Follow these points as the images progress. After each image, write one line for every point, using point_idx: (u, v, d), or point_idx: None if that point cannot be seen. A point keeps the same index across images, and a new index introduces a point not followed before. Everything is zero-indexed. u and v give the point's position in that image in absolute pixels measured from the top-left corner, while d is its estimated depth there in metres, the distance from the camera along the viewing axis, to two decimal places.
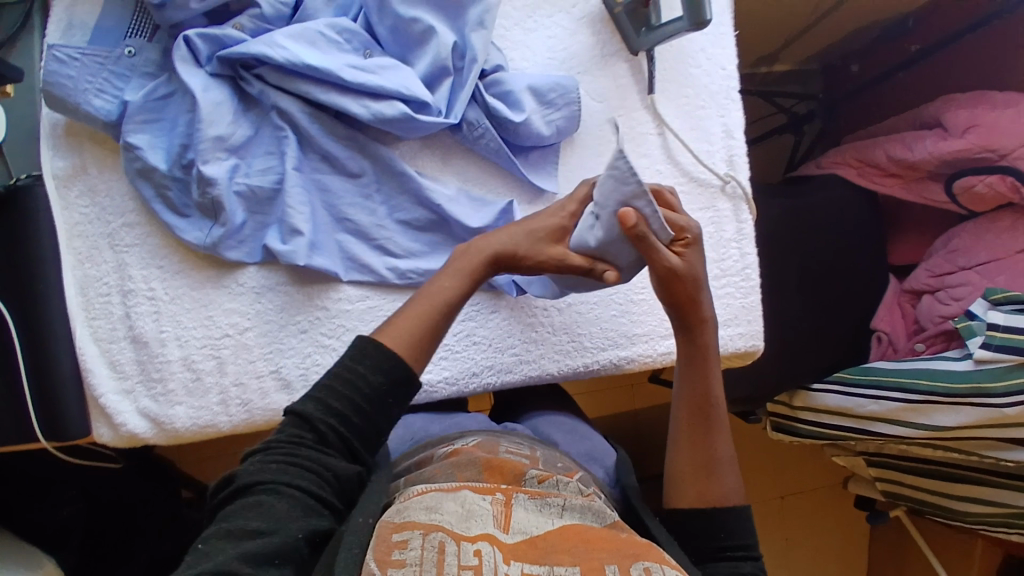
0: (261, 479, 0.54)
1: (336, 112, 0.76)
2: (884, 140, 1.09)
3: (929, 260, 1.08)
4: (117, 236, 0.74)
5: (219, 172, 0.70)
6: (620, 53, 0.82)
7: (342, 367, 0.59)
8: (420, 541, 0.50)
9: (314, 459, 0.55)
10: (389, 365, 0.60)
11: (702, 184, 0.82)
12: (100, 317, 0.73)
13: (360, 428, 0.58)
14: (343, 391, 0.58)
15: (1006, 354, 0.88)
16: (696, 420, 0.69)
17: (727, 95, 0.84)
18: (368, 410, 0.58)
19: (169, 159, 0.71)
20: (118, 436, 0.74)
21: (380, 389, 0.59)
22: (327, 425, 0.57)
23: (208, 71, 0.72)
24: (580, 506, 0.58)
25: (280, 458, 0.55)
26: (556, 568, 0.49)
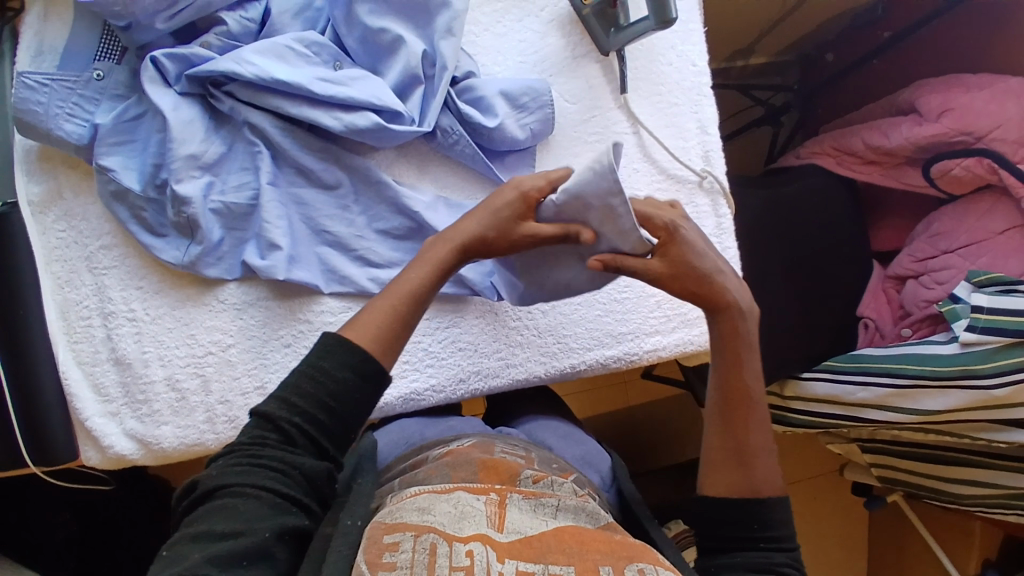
0: (227, 482, 0.54)
1: (310, 125, 0.76)
2: (861, 128, 1.10)
3: (912, 244, 1.08)
4: (95, 259, 0.74)
5: (193, 190, 0.70)
6: (591, 54, 0.82)
7: (306, 366, 0.59)
8: (412, 542, 0.50)
9: (281, 460, 0.55)
10: (352, 359, 0.59)
11: (679, 180, 0.82)
12: (82, 341, 0.73)
13: (330, 426, 0.58)
14: (309, 390, 0.57)
15: (992, 336, 0.89)
16: (741, 412, 0.67)
17: (699, 91, 0.84)
18: (336, 405, 0.58)
19: (143, 179, 0.71)
20: (106, 458, 0.74)
21: (349, 385, 0.59)
22: (293, 425, 0.56)
23: (177, 91, 0.72)
24: (574, 506, 0.58)
25: (247, 459, 0.55)
26: (550, 567, 0.49)
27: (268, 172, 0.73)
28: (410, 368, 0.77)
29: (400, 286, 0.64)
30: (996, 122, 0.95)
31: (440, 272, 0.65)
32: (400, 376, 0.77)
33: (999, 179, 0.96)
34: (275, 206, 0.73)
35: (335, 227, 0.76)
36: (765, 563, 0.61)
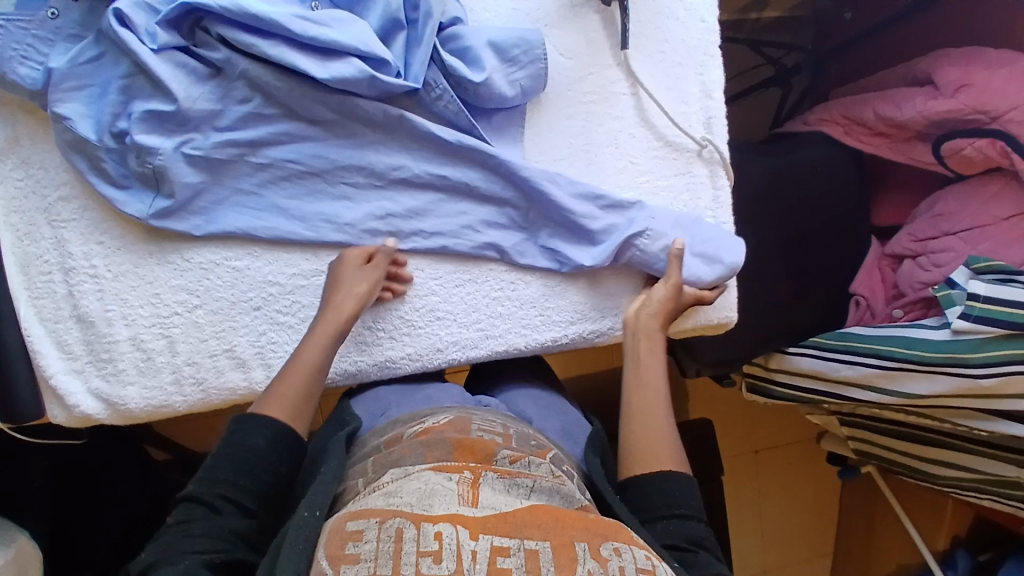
0: (156, 557, 0.53)
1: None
2: (873, 96, 1.04)
3: (913, 223, 1.05)
4: (53, 211, 0.69)
5: (162, 142, 0.66)
6: (590, 4, 0.76)
7: (224, 443, 0.60)
8: (376, 531, 0.49)
9: (206, 526, 0.55)
10: (261, 425, 0.61)
11: (678, 148, 0.78)
12: (44, 296, 0.70)
13: (252, 486, 0.59)
14: (226, 462, 0.59)
15: (985, 325, 0.87)
16: (643, 403, 0.70)
17: (706, 51, 0.78)
18: (256, 468, 0.59)
19: (99, 129, 0.66)
20: (73, 417, 0.71)
21: (265, 446, 0.60)
22: (213, 495, 0.57)
23: (151, 48, 0.65)
24: (549, 488, 0.57)
25: (173, 536, 0.55)
26: (526, 541, 0.49)
27: (235, 117, 0.68)
28: (387, 336, 0.75)
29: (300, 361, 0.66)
30: (1017, 101, 0.89)
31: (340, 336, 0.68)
32: (375, 344, 0.75)
33: (1010, 164, 0.91)
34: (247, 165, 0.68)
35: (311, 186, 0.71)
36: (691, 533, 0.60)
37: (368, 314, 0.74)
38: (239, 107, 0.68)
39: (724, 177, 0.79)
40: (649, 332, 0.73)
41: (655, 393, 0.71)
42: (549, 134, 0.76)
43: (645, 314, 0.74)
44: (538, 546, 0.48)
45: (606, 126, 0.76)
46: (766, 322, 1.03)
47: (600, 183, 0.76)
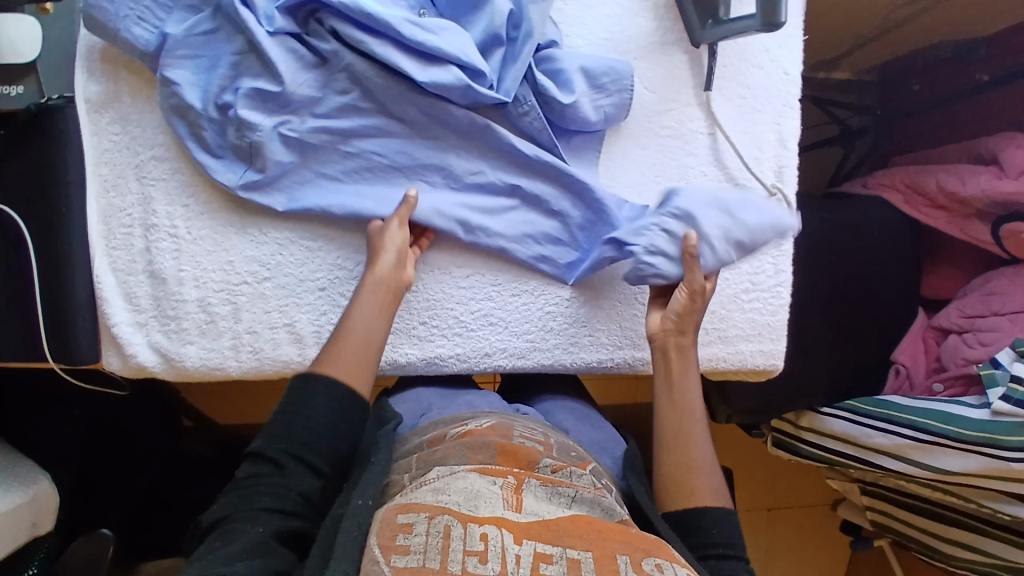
0: (230, 510, 0.58)
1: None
2: (938, 169, 1.05)
3: (964, 298, 1.04)
4: (144, 168, 0.73)
5: (262, 119, 0.69)
6: (680, 42, 0.78)
7: (290, 405, 0.63)
8: (425, 525, 0.50)
9: (275, 484, 0.59)
10: (325, 386, 0.64)
11: (746, 192, 0.79)
12: (121, 248, 0.73)
13: (320, 447, 0.62)
14: (295, 421, 0.62)
15: (1022, 410, 0.87)
16: (676, 426, 0.70)
17: (786, 102, 0.80)
18: (319, 430, 0.62)
19: (205, 98, 0.69)
20: (127, 366, 0.74)
21: (329, 408, 0.63)
22: (282, 454, 0.60)
23: (266, 30, 0.69)
24: (590, 500, 0.58)
25: (244, 491, 0.59)
26: (568, 550, 0.49)
27: (335, 106, 0.71)
28: (438, 333, 0.76)
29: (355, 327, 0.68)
30: None
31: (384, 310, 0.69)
32: (426, 339, 0.76)
33: None
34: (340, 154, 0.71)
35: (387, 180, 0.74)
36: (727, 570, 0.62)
37: (424, 311, 0.76)
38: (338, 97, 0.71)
39: (787, 226, 0.80)
40: (680, 345, 0.73)
41: (689, 414, 0.71)
42: (622, 161, 0.78)
43: (670, 327, 0.74)
44: (579, 556, 0.49)
45: (679, 161, 0.78)
46: (805, 378, 1.03)
47: None
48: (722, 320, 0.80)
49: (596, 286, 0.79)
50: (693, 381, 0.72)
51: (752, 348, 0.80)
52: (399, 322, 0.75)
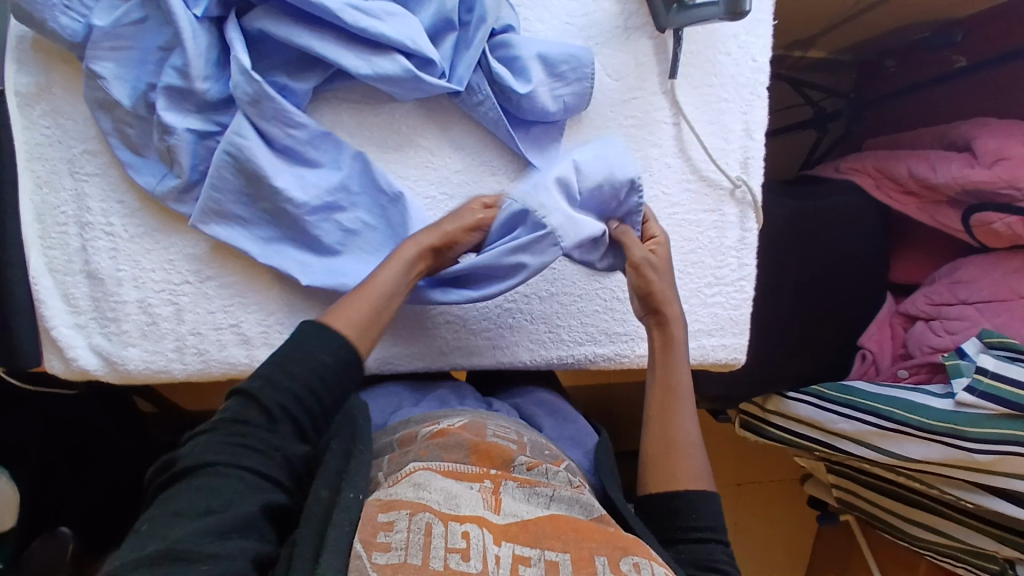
0: (204, 461, 0.51)
1: (334, 71, 0.68)
2: (909, 155, 1.03)
3: (931, 285, 1.04)
4: (78, 163, 0.69)
5: (179, 120, 0.65)
6: (645, 28, 0.75)
7: (291, 347, 0.59)
8: (406, 522, 0.49)
9: (262, 440, 0.54)
10: (332, 343, 0.60)
11: (711, 185, 0.77)
12: (56, 247, 0.69)
13: (311, 404, 0.58)
14: (289, 374, 0.57)
15: (988, 402, 0.86)
16: (662, 405, 0.68)
17: (753, 90, 0.77)
18: (318, 390, 0.58)
19: (133, 96, 0.65)
20: (71, 370, 0.71)
21: (330, 367, 0.59)
22: (280, 405, 0.56)
23: (195, 15, 0.65)
24: (568, 497, 0.57)
25: (229, 437, 0.53)
26: (546, 553, 0.49)
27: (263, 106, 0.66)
28: (393, 332, 0.74)
29: (371, 287, 0.63)
30: None
31: (408, 267, 0.65)
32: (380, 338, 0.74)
33: None
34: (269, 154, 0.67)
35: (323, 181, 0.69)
36: (707, 560, 0.61)
37: None
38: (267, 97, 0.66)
39: (752, 219, 0.78)
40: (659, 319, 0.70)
41: (680, 394, 0.69)
42: None
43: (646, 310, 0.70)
44: (557, 558, 0.48)
45: (642, 152, 0.75)
46: (762, 365, 1.04)
47: None
48: (684, 313, 0.78)
49: (557, 280, 0.77)
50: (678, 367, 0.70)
51: (714, 343, 0.79)
52: None
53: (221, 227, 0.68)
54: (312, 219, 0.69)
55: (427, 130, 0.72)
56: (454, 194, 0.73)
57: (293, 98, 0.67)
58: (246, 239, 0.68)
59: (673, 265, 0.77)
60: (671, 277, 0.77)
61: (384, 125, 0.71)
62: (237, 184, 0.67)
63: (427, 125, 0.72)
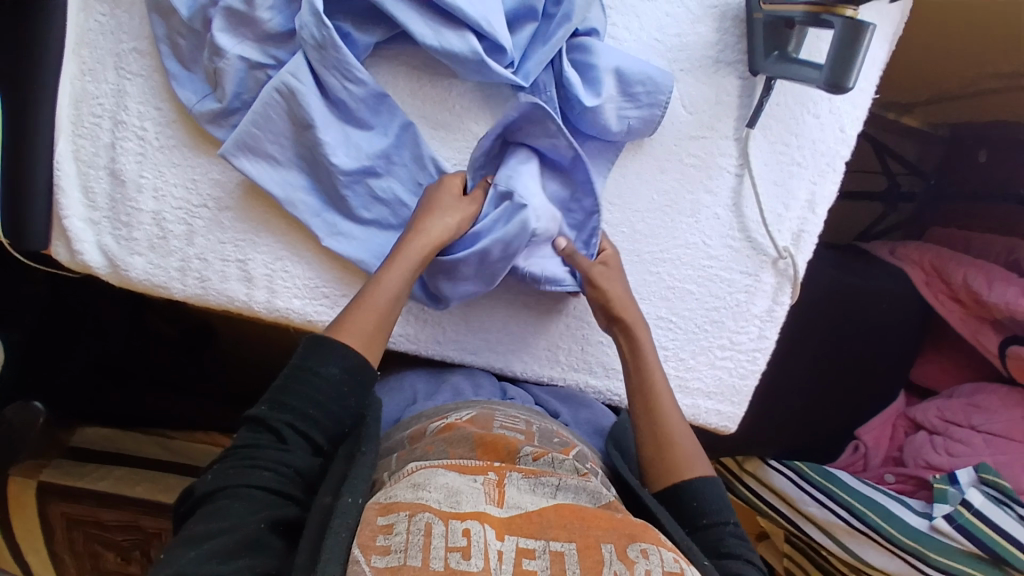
0: (220, 485, 0.54)
1: (399, 31, 0.66)
2: (970, 263, 0.97)
3: (946, 400, 1.00)
4: (123, 60, 0.67)
5: (232, 45, 0.63)
6: (738, 65, 0.69)
7: (298, 368, 0.59)
8: (405, 524, 0.47)
9: (273, 459, 0.56)
10: (337, 355, 0.59)
11: (756, 248, 0.73)
12: (85, 137, 0.68)
13: (321, 420, 0.58)
14: (289, 398, 0.58)
15: (965, 537, 0.85)
16: (648, 403, 0.67)
17: (830, 162, 0.72)
18: (324, 404, 0.58)
19: (191, 7, 0.64)
20: (73, 262, 0.70)
21: (333, 380, 0.58)
22: (285, 424, 0.57)
23: None
24: (575, 486, 0.55)
25: (240, 461, 0.55)
26: (551, 544, 0.47)
27: (313, 51, 0.63)
28: None
29: (373, 303, 0.62)
30: None
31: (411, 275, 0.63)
32: None
33: None
34: (314, 104, 0.64)
35: (361, 143, 0.66)
36: (722, 544, 0.60)
37: None
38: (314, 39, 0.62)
39: (787, 293, 0.74)
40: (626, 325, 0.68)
41: (662, 390, 0.67)
42: (636, 181, 0.70)
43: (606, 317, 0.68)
44: (563, 548, 0.47)
45: (694, 195, 0.71)
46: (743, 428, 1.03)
47: (663, 250, 0.72)
48: (690, 369, 0.75)
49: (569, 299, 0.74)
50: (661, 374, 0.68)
51: (710, 406, 0.76)
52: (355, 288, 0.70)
53: (252, 164, 0.65)
54: (345, 180, 0.66)
55: (475, 118, 0.68)
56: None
57: (353, 48, 0.64)
58: (275, 182, 0.65)
59: (693, 319, 0.73)
60: (686, 330, 0.74)
61: (433, 102, 0.68)
62: (281, 126, 0.65)
63: (478, 111, 0.68)
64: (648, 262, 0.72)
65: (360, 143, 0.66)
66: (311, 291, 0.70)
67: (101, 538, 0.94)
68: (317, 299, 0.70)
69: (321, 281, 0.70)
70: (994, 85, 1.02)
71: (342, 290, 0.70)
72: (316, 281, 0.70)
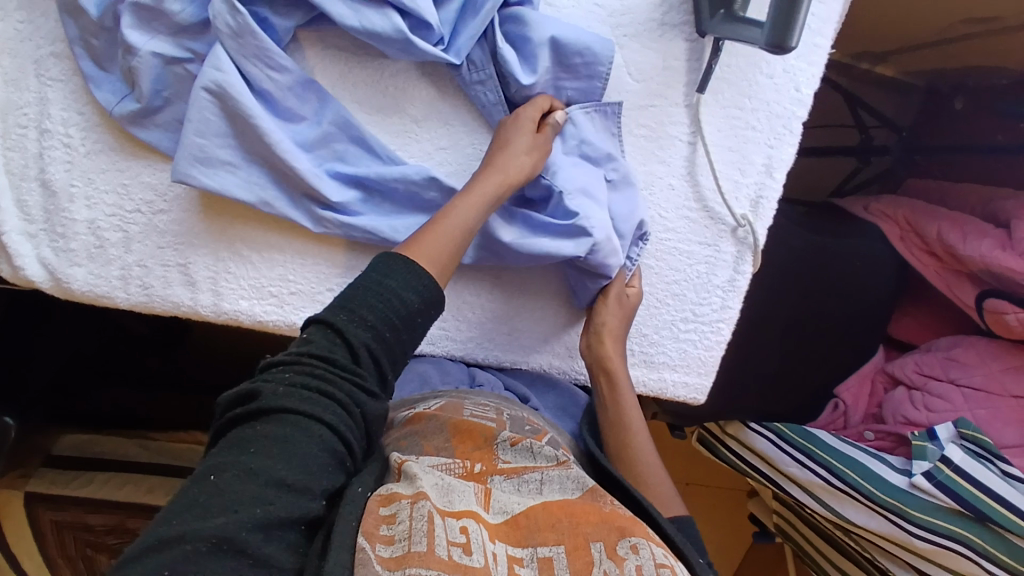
0: (285, 405, 0.47)
1: (320, 13, 0.62)
2: (945, 216, 0.94)
3: (923, 354, 1.00)
4: (44, 65, 0.64)
5: (144, 42, 0.60)
6: (684, 28, 0.66)
7: (376, 283, 0.54)
8: (407, 511, 0.46)
9: (343, 386, 0.50)
10: (413, 280, 0.55)
11: (714, 218, 0.70)
12: (13, 149, 0.65)
13: (389, 346, 0.53)
14: (362, 317, 0.52)
15: (942, 493, 0.85)
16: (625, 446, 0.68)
17: (787, 123, 0.69)
18: (394, 331, 0.53)
19: (101, 5, 0.61)
20: (16, 278, 0.68)
21: (405, 305, 0.54)
22: (358, 345, 0.51)
23: None
24: (560, 476, 0.55)
25: (307, 380, 0.49)
26: (539, 550, 0.47)
27: (228, 38, 0.59)
28: None
29: (453, 224, 0.59)
30: None
31: (492, 203, 0.60)
32: None
33: None
34: (238, 93, 0.59)
35: (289, 132, 0.63)
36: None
37: (333, 277, 0.69)
38: (226, 27, 0.59)
39: (748, 262, 0.72)
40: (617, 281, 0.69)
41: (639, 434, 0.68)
42: None
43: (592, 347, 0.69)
44: (551, 554, 0.47)
45: (647, 167, 0.68)
46: (720, 397, 1.01)
47: None
48: (652, 344, 0.73)
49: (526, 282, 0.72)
50: (628, 388, 0.69)
51: (676, 379, 0.74)
52: (305, 284, 0.69)
53: (206, 176, 0.61)
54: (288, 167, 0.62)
55: (412, 99, 0.66)
56: (436, 173, 0.67)
57: (272, 33, 0.61)
58: (242, 187, 0.62)
59: (652, 293, 0.72)
60: (647, 307, 0.72)
61: (364, 85, 0.65)
62: (221, 126, 0.61)
63: (413, 92, 0.66)
64: None
65: (289, 132, 0.63)
66: (258, 292, 0.69)
67: (92, 542, 0.95)
68: (265, 299, 0.69)
69: (266, 280, 0.68)
70: (973, 25, 0.97)
71: (292, 287, 0.69)
72: (261, 280, 0.68)
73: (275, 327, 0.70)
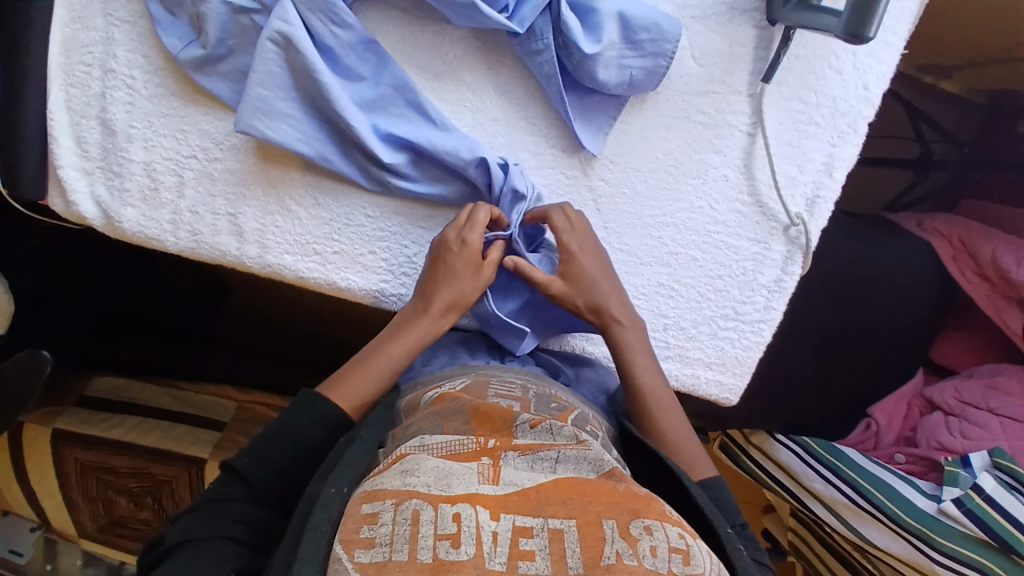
0: (188, 537, 0.53)
1: None
2: (999, 239, 0.93)
3: (964, 380, 0.96)
4: (112, 6, 0.66)
5: None
6: (754, 14, 0.64)
7: (287, 418, 0.60)
8: (391, 514, 0.45)
9: (243, 510, 0.55)
10: (319, 409, 0.60)
11: (766, 214, 0.69)
12: (76, 86, 0.67)
13: (303, 465, 0.58)
14: (267, 450, 0.58)
15: (971, 522, 0.82)
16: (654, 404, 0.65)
17: (851, 122, 0.67)
18: (301, 459, 0.59)
19: None
20: (70, 214, 0.69)
21: (309, 433, 0.59)
22: (256, 477, 0.57)
23: None
24: (575, 457, 0.51)
25: (214, 508, 0.55)
26: (550, 521, 0.45)
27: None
28: (384, 267, 0.69)
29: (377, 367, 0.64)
30: None
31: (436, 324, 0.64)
32: (372, 270, 0.69)
33: None
34: (301, 47, 0.60)
35: (348, 91, 0.63)
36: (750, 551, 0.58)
37: (375, 238, 0.69)
38: None
39: (797, 261, 0.70)
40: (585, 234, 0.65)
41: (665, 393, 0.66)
42: (638, 140, 0.67)
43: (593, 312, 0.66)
44: (562, 526, 0.45)
45: (702, 156, 0.67)
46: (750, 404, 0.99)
47: (664, 215, 0.68)
48: (690, 338, 0.71)
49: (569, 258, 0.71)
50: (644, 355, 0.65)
51: (710, 376, 0.72)
52: (348, 244, 0.69)
53: (266, 127, 0.61)
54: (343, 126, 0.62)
55: (470, 69, 0.65)
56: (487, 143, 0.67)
57: None
58: (301, 140, 0.62)
59: (694, 284, 0.70)
60: (687, 299, 0.70)
61: (424, 50, 0.65)
62: (284, 79, 0.61)
63: (472, 61, 0.65)
64: (649, 226, 0.68)
65: (348, 91, 0.63)
66: (302, 249, 0.69)
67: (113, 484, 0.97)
68: (308, 256, 0.69)
69: (311, 236, 0.68)
70: None
71: (336, 246, 0.69)
72: (304, 237, 0.68)
73: (315, 284, 0.70)
